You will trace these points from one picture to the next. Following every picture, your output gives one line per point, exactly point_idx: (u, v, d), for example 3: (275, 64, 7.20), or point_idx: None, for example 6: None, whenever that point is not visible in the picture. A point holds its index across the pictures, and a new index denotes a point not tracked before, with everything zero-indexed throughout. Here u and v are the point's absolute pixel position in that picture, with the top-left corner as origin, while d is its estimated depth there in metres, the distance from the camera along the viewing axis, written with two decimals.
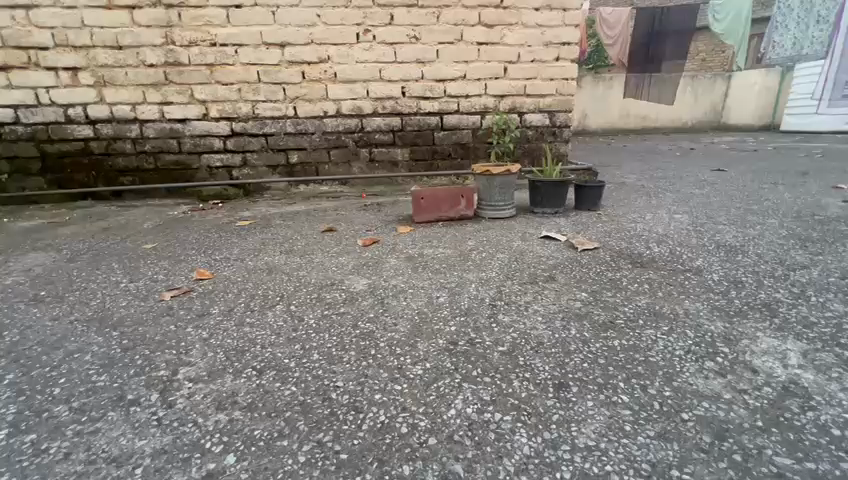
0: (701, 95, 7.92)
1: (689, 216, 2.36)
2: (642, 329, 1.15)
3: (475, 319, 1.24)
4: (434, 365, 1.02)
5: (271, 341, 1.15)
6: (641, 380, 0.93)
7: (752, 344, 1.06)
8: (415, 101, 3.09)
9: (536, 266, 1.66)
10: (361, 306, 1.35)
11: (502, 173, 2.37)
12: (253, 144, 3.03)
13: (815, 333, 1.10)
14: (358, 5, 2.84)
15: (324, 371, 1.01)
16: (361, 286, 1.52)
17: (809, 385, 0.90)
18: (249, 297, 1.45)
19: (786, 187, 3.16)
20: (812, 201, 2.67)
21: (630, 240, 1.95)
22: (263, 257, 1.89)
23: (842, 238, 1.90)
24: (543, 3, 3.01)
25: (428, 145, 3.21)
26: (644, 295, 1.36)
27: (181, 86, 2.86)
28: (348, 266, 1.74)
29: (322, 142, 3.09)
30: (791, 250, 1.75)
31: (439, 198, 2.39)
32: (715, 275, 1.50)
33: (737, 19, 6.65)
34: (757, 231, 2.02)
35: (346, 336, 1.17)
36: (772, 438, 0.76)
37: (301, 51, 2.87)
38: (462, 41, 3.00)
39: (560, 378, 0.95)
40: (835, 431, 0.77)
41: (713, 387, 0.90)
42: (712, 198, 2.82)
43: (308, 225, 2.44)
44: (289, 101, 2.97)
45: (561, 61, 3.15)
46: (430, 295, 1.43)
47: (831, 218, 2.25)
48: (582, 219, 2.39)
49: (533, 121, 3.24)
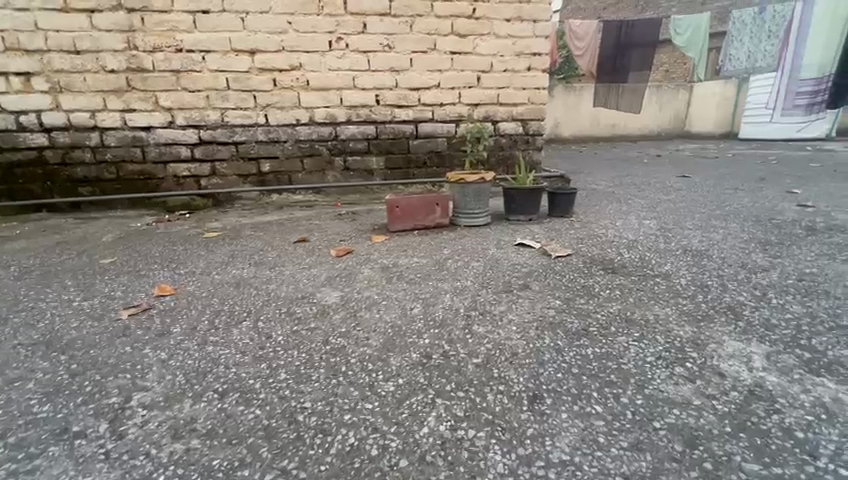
0: (668, 103, 8.24)
1: (657, 222, 2.44)
2: (614, 336, 1.16)
3: (449, 331, 1.22)
4: (406, 381, 0.99)
5: (237, 360, 1.10)
6: (614, 388, 0.93)
7: (719, 348, 1.08)
8: (389, 109, 3.08)
9: (510, 274, 1.66)
10: (333, 320, 1.31)
11: (476, 182, 2.38)
12: (222, 152, 2.93)
13: (778, 335, 1.13)
14: (330, 13, 2.82)
15: (291, 392, 0.96)
16: (334, 299, 1.48)
17: (773, 387, 0.92)
18: (214, 314, 1.39)
19: (746, 192, 3.33)
20: (770, 205, 2.80)
21: (602, 246, 1.99)
22: (231, 270, 1.82)
23: (798, 240, 2.00)
24: (514, 14, 3.07)
25: (403, 153, 3.20)
26: (616, 301, 1.38)
27: (145, 92, 2.74)
28: (321, 277, 1.70)
29: (295, 151, 3.03)
30: (752, 253, 1.82)
31: (413, 207, 2.38)
32: (683, 279, 1.54)
33: (695, 35, 7.01)
34: (720, 236, 2.10)
35: (316, 353, 1.12)
36: (740, 443, 0.77)
37: (272, 58, 2.82)
38: (435, 50, 3.02)
39: (534, 390, 0.93)
40: (798, 434, 0.79)
41: (683, 393, 0.91)
42: (678, 204, 2.92)
43: (280, 236, 2.36)
44: (260, 109, 2.90)
45: (533, 70, 3.22)
46: (404, 306, 1.40)
47: (787, 222, 2.36)
48: (555, 225, 2.43)
49: (506, 130, 3.29)
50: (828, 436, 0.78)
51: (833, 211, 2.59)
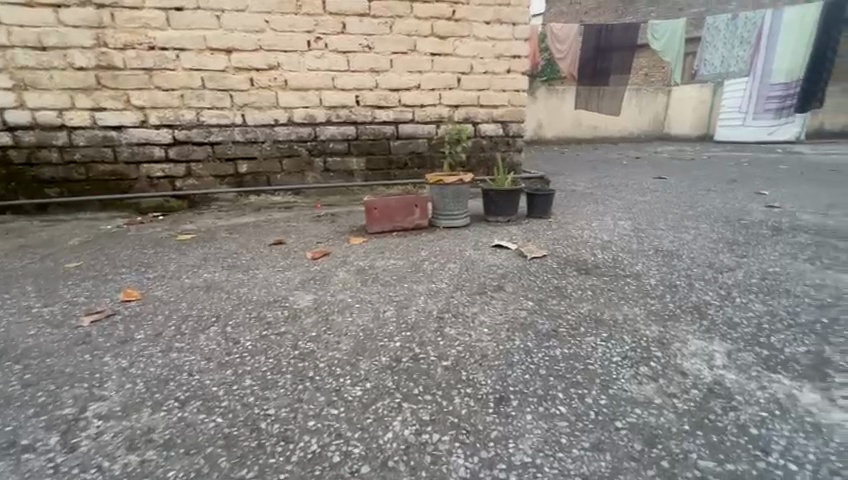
0: (647, 105, 8.34)
1: (632, 222, 2.49)
2: (583, 336, 1.17)
3: (421, 334, 1.21)
4: (374, 385, 0.98)
5: (201, 367, 1.07)
6: (580, 389, 0.94)
7: (683, 347, 1.10)
8: (369, 110, 3.06)
9: (485, 276, 1.66)
10: (303, 325, 1.29)
11: (454, 183, 2.38)
12: (197, 152, 2.87)
13: (739, 334, 1.17)
14: (308, 13, 2.79)
15: (255, 399, 0.94)
16: (306, 302, 1.46)
17: (732, 385, 0.94)
18: (182, 319, 1.35)
19: (717, 193, 3.43)
20: (740, 206, 2.88)
21: (577, 247, 2.02)
22: (203, 274, 1.77)
23: (763, 240, 2.06)
24: (494, 16, 3.09)
25: (384, 154, 3.19)
26: (586, 301, 1.40)
27: (116, 91, 2.66)
28: (295, 280, 1.67)
29: (273, 151, 2.98)
30: (720, 253, 1.87)
31: (392, 209, 2.37)
32: (652, 279, 1.57)
33: (672, 39, 7.17)
34: (691, 236, 2.16)
35: (284, 358, 1.10)
36: (697, 441, 0.78)
37: (249, 57, 2.77)
38: (415, 51, 3.02)
39: (501, 392, 0.94)
40: (753, 430, 0.81)
41: (646, 392, 0.92)
42: (653, 205, 2.99)
43: (256, 238, 2.33)
44: (237, 108, 2.84)
45: (512, 73, 3.25)
46: (377, 309, 1.39)
47: (755, 222, 2.44)
48: (533, 226, 2.45)
49: (486, 131, 3.31)
50: (780, 432, 0.80)
51: (798, 212, 2.69)
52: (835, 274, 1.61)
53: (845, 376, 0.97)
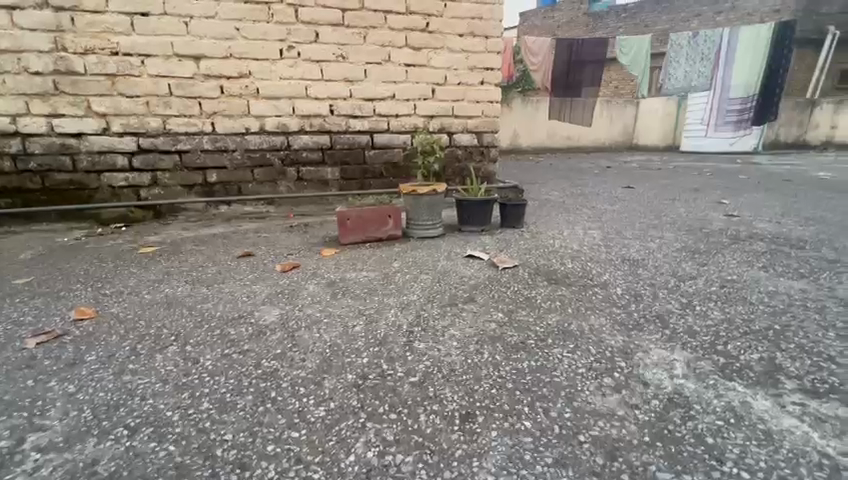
0: (616, 117, 8.61)
1: (601, 232, 2.55)
2: (550, 348, 1.18)
3: (389, 349, 1.19)
4: (338, 404, 0.95)
5: (156, 390, 1.02)
6: (545, 403, 0.94)
7: (646, 357, 1.13)
8: (344, 119, 3.04)
9: (457, 287, 1.66)
10: (268, 342, 1.25)
11: (428, 193, 2.38)
12: (163, 161, 2.77)
13: (698, 342, 1.20)
14: (281, 21, 2.75)
15: (212, 423, 0.90)
16: (273, 318, 1.42)
17: (690, 394, 0.97)
18: (138, 338, 1.28)
19: (682, 202, 3.56)
20: (701, 215, 3.01)
21: (548, 256, 2.05)
22: (164, 289, 1.70)
23: (723, 248, 2.16)
24: (467, 29, 3.14)
25: (359, 164, 3.17)
26: (555, 312, 1.41)
27: (75, 97, 2.54)
28: (261, 295, 1.62)
29: (244, 161, 2.92)
30: (683, 261, 1.94)
31: (365, 220, 2.34)
32: (618, 288, 1.61)
33: (639, 53, 7.49)
34: (656, 245, 2.23)
35: (245, 379, 1.06)
36: (656, 452, 0.80)
37: (218, 65, 2.71)
38: (389, 62, 3.02)
39: (468, 408, 0.93)
40: (709, 439, 0.83)
41: (609, 404, 0.93)
42: (621, 214, 3.08)
43: (223, 250, 2.26)
44: (206, 116, 2.77)
45: (485, 84, 3.30)
46: (345, 324, 1.36)
47: (715, 231, 2.55)
48: (506, 236, 2.48)
49: (461, 142, 3.35)
50: (734, 441, 0.82)
51: (755, 220, 2.82)
52: (787, 281, 1.68)
53: (795, 382, 1.01)
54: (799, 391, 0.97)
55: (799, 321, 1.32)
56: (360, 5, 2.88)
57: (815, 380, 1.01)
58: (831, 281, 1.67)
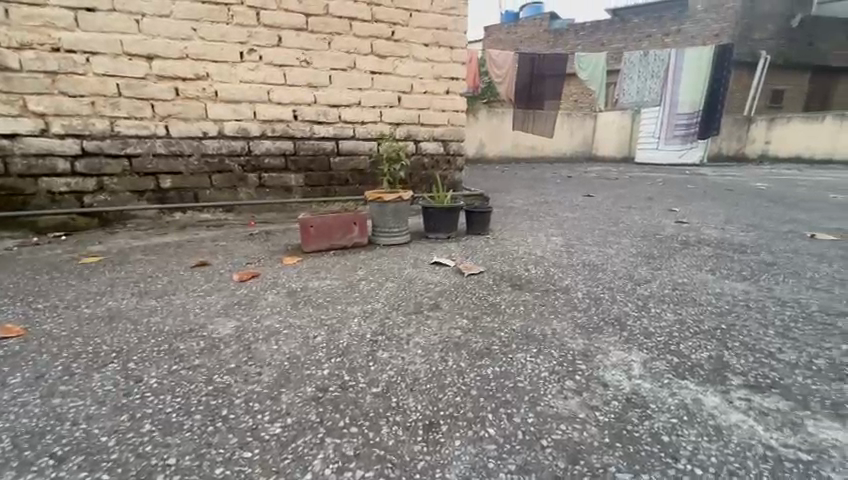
0: (576, 129, 9.02)
1: (563, 238, 2.62)
2: (514, 353, 1.18)
3: (352, 359, 1.16)
4: (296, 420, 0.90)
5: (90, 413, 0.92)
6: (508, 408, 0.94)
7: (605, 358, 1.15)
8: (308, 125, 2.98)
9: (423, 294, 1.65)
10: (221, 356, 1.17)
11: (394, 200, 2.36)
12: (111, 166, 2.59)
13: (653, 343, 1.24)
14: (241, 23, 2.67)
15: (153, 447, 0.83)
16: (227, 331, 1.34)
17: (647, 394, 0.99)
18: (73, 356, 1.17)
19: (637, 210, 3.74)
20: (654, 222, 3.17)
21: (512, 262, 2.08)
22: (106, 302, 1.57)
23: (674, 253, 2.27)
24: (432, 39, 3.18)
25: (324, 171, 3.11)
26: (519, 318, 1.42)
27: (9, 95, 2.33)
28: (217, 306, 1.54)
29: (202, 166, 2.79)
30: (639, 266, 2.03)
31: (329, 226, 2.29)
32: (579, 293, 1.65)
33: (597, 72, 7.90)
34: (614, 250, 2.32)
35: (194, 396, 0.99)
36: (615, 453, 0.81)
37: (173, 66, 2.58)
38: (354, 68, 3.00)
39: (431, 418, 0.91)
40: (665, 438, 0.85)
41: (571, 407, 0.94)
42: (581, 221, 3.20)
43: (175, 260, 2.13)
44: (159, 119, 2.63)
45: (451, 94, 3.35)
46: (306, 335, 1.30)
47: (668, 237, 2.68)
48: (472, 243, 2.50)
49: (427, 150, 3.37)
50: (688, 438, 0.85)
51: (703, 227, 3.00)
52: (731, 283, 1.79)
53: (741, 378, 1.06)
54: (745, 387, 1.02)
55: (743, 320, 1.40)
56: (324, 11, 2.84)
57: (758, 375, 1.07)
58: (769, 282, 1.79)
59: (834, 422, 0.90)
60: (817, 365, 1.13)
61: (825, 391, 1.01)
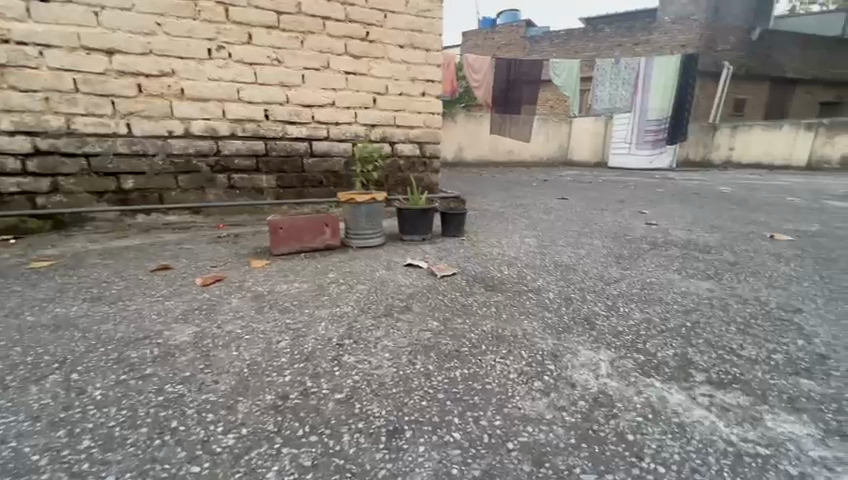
0: (552, 134, 9.19)
1: (537, 240, 2.64)
2: (483, 355, 1.16)
3: (316, 364, 1.11)
4: (251, 430, 0.85)
5: (23, 430, 0.85)
6: (475, 411, 0.92)
7: (574, 358, 1.15)
8: (280, 125, 2.91)
9: (394, 296, 1.61)
10: (176, 364, 1.11)
11: (367, 201, 2.32)
12: (66, 165, 2.45)
13: (621, 341, 1.25)
14: (209, 19, 2.58)
15: (91, 464, 0.76)
16: (185, 337, 1.27)
17: (613, 393, 0.99)
18: (10, 369, 1.08)
19: (609, 212, 3.83)
20: (625, 224, 3.25)
21: (485, 264, 2.07)
22: (53, 309, 1.47)
23: (643, 253, 2.33)
24: (407, 40, 3.17)
25: (296, 172, 3.04)
26: (489, 319, 1.41)
27: None
28: (176, 311, 1.46)
29: (167, 166, 2.67)
30: (609, 266, 2.06)
31: (300, 228, 2.23)
32: (551, 293, 1.66)
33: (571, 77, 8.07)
34: (586, 251, 2.36)
35: (142, 408, 0.92)
36: (581, 454, 0.79)
37: (135, 61, 2.47)
38: (328, 68, 2.95)
39: (395, 423, 0.87)
40: (629, 437, 0.84)
41: (538, 408, 0.93)
42: (555, 223, 3.24)
43: (135, 263, 2.02)
44: (120, 116, 2.50)
45: (426, 96, 3.35)
46: (269, 340, 1.24)
47: (638, 238, 2.75)
48: (447, 245, 2.48)
49: (402, 152, 3.35)
50: (652, 436, 0.85)
51: (671, 228, 3.09)
52: (696, 282, 1.84)
53: (704, 375, 1.08)
54: (708, 383, 1.04)
55: (706, 318, 1.43)
56: (297, 9, 2.78)
57: (720, 372, 1.09)
58: (731, 281, 1.85)
59: (791, 415, 0.92)
60: (776, 360, 1.16)
61: (783, 385, 1.03)
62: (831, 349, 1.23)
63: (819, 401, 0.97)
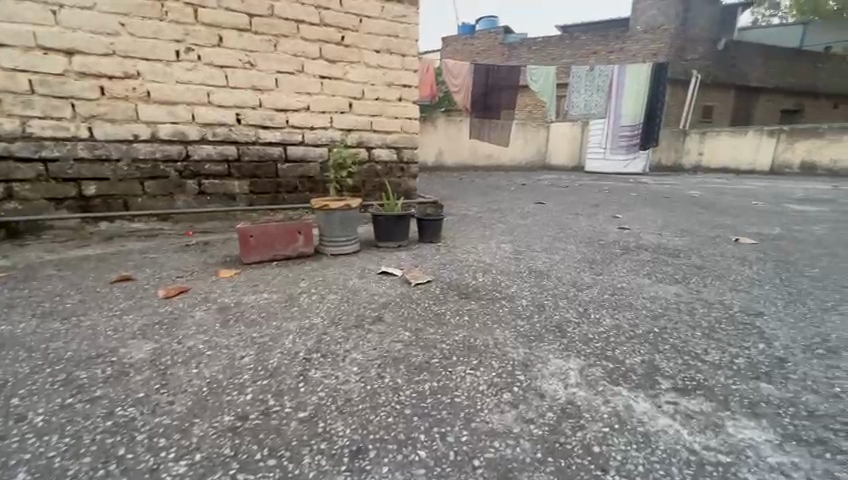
0: (530, 139, 9.33)
1: (513, 245, 2.65)
2: (454, 366, 1.15)
3: (280, 381, 1.07)
4: (205, 456, 0.81)
5: None
6: (442, 427, 0.90)
7: (544, 367, 1.15)
8: (253, 130, 2.83)
9: (366, 306, 1.58)
10: (130, 385, 1.04)
11: (341, 208, 2.28)
12: (21, 170, 2.31)
13: (591, 349, 1.26)
14: (177, 20, 2.50)
15: None
16: (142, 354, 1.20)
17: (581, 403, 0.99)
18: None
19: (584, 216, 3.89)
20: (599, 228, 3.31)
21: (461, 271, 2.06)
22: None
23: (615, 258, 2.37)
24: (383, 46, 3.16)
25: (270, 177, 2.97)
26: (462, 329, 1.39)
27: None
28: (134, 326, 1.38)
29: (132, 172, 2.56)
30: (582, 271, 2.09)
31: (271, 236, 2.17)
32: (524, 300, 1.66)
33: (548, 82, 8.23)
34: (560, 256, 2.38)
35: (88, 435, 0.86)
36: (546, 469, 0.79)
37: (97, 63, 2.36)
38: (302, 72, 2.90)
39: (359, 443, 0.84)
40: (595, 449, 0.84)
41: (506, 422, 0.92)
42: (531, 228, 3.26)
43: (94, 275, 1.92)
44: (81, 120, 2.38)
45: (403, 101, 3.34)
46: (233, 356, 1.19)
47: (611, 242, 2.80)
48: (422, 251, 2.46)
49: (379, 157, 3.32)
50: (617, 447, 0.85)
51: (643, 232, 3.17)
52: (665, 286, 1.88)
53: (670, 381, 1.09)
54: (673, 390, 1.05)
55: (674, 323, 1.46)
56: (269, 12, 2.73)
57: (685, 378, 1.11)
58: (698, 285, 1.90)
59: (751, 421, 0.94)
60: (738, 365, 1.19)
61: (744, 390, 1.06)
62: (789, 352, 1.27)
63: (777, 405, 1.00)
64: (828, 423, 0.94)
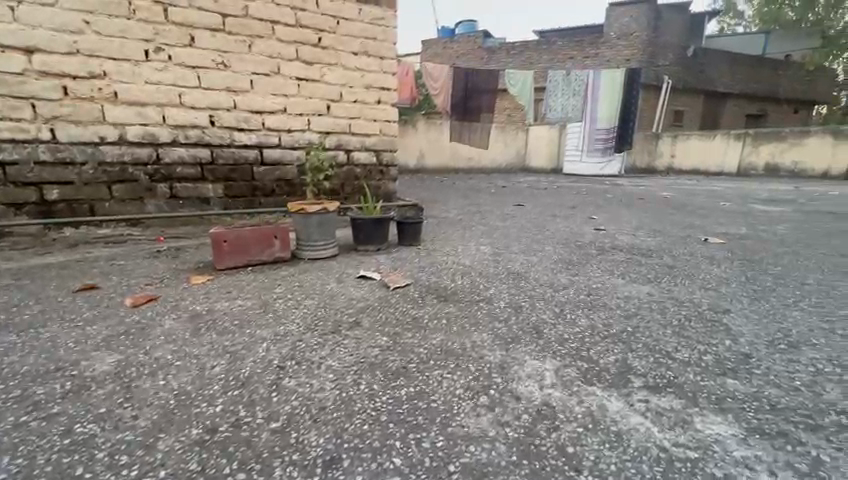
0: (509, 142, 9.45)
1: (491, 247, 2.67)
2: (431, 371, 1.14)
3: (253, 391, 1.04)
4: (170, 472, 0.78)
5: None
6: (418, 433, 0.89)
7: (520, 369, 1.15)
8: (227, 132, 2.77)
9: (342, 312, 1.56)
10: (92, 399, 0.99)
11: (318, 211, 2.25)
12: None
13: (566, 349, 1.27)
14: (146, 19, 2.42)
15: None
16: (106, 367, 1.14)
17: (556, 404, 1.00)
18: None
19: (561, 218, 3.96)
20: (576, 229, 3.37)
21: (439, 273, 2.06)
22: None
23: (591, 259, 2.42)
24: (361, 48, 3.14)
25: (246, 180, 2.90)
26: (440, 332, 1.39)
27: None
28: (98, 337, 1.32)
29: (98, 175, 2.46)
30: (559, 273, 2.12)
31: (246, 241, 2.12)
32: (502, 302, 1.67)
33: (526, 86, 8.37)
34: (538, 258, 2.41)
35: (43, 456, 0.81)
36: (521, 472, 0.79)
37: (60, 61, 2.26)
38: (278, 74, 2.85)
39: (332, 453, 0.83)
40: (569, 449, 0.85)
41: (482, 425, 0.92)
42: (509, 230, 3.30)
43: (55, 283, 1.83)
44: (42, 121, 2.27)
45: (381, 103, 3.32)
46: (203, 366, 1.15)
47: (587, 243, 2.85)
48: (401, 254, 2.45)
49: (358, 159, 3.29)
50: (590, 447, 0.86)
51: (618, 233, 3.24)
52: (638, 286, 1.93)
53: (642, 379, 1.12)
54: (645, 388, 1.07)
55: (646, 322, 1.50)
56: (243, 12, 2.67)
57: (656, 376, 1.13)
58: (669, 284, 1.96)
59: (717, 416, 0.96)
60: (706, 361, 1.22)
61: (711, 386, 1.09)
62: (753, 347, 1.32)
63: (742, 400, 1.03)
64: (789, 416, 0.97)
